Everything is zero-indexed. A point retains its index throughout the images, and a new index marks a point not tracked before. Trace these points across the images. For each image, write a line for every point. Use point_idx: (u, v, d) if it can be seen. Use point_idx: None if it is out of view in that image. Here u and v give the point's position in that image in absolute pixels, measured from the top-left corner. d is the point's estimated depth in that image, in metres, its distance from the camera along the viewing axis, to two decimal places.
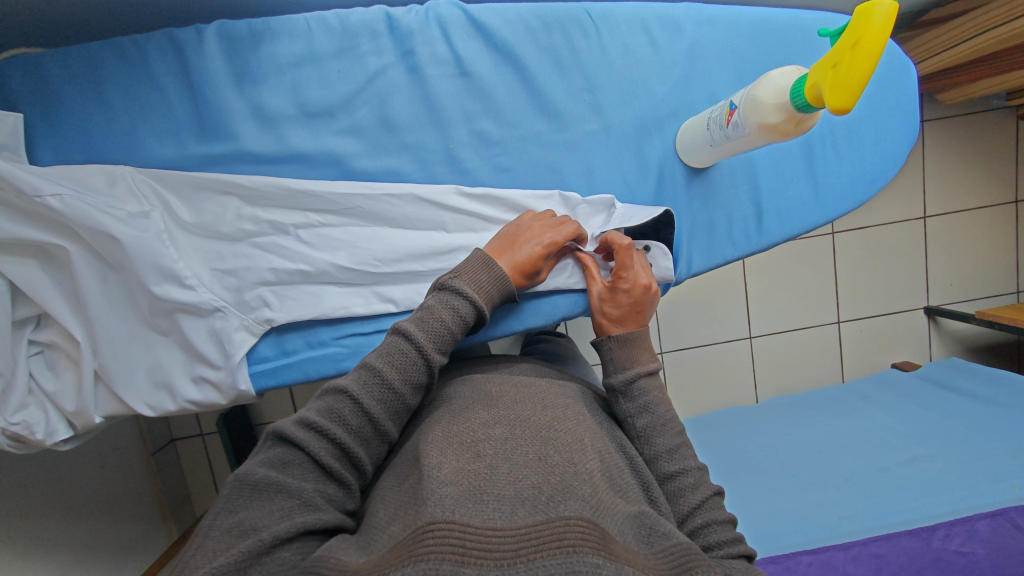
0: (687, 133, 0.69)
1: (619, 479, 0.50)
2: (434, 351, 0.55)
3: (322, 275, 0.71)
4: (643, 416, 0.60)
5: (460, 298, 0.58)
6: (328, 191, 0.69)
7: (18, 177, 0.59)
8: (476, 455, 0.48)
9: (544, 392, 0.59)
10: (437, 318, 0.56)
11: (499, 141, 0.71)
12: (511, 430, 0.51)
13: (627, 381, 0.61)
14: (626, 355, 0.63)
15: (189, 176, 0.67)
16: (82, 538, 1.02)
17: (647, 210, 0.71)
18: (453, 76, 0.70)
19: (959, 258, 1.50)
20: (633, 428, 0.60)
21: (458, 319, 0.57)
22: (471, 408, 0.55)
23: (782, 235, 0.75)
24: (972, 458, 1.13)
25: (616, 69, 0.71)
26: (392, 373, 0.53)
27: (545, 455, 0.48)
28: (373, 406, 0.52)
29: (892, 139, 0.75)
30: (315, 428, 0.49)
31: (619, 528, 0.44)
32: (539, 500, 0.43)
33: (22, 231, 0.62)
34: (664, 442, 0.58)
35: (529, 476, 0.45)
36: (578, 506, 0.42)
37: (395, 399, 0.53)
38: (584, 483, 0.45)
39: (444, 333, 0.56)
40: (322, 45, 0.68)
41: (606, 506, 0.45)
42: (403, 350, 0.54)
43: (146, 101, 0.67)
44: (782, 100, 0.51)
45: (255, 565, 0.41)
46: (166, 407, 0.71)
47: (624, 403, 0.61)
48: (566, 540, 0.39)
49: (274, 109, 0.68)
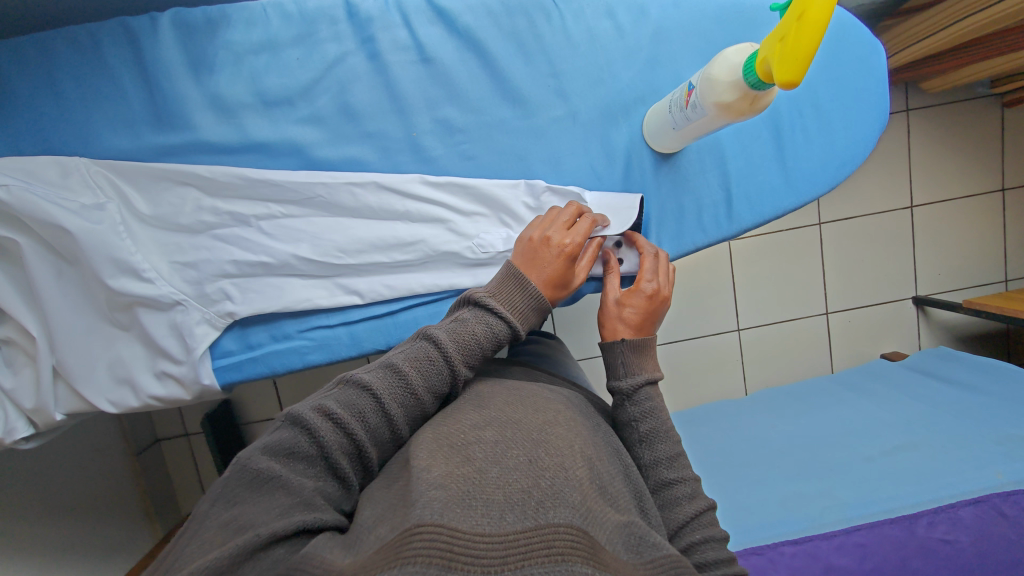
0: (653, 118, 0.68)
1: (609, 488, 0.49)
2: (460, 361, 0.55)
3: (285, 267, 0.70)
4: (646, 421, 0.58)
5: (495, 318, 0.58)
6: (288, 181, 0.67)
7: None
8: (466, 459, 0.46)
9: (536, 395, 0.59)
10: (469, 331, 0.56)
11: (463, 128, 0.70)
12: (501, 433, 0.50)
13: (635, 386, 0.59)
14: (636, 360, 0.62)
15: (146, 167, 0.66)
16: (60, 540, 1.01)
17: (618, 201, 0.71)
18: (414, 62, 0.68)
19: (946, 247, 1.49)
20: (634, 432, 0.59)
21: (490, 335, 0.56)
22: (461, 409, 0.55)
23: (753, 220, 0.73)
24: (956, 447, 1.12)
25: (581, 53, 0.70)
26: (415, 377, 0.52)
27: (536, 457, 0.47)
28: (393, 406, 0.51)
29: (866, 120, 0.73)
30: (332, 418, 0.48)
31: (608, 536, 0.43)
32: (529, 505, 0.42)
33: None
34: (665, 448, 0.57)
35: (518, 480, 0.44)
36: (568, 512, 0.41)
37: (415, 404, 0.52)
38: (574, 490, 0.44)
39: (474, 348, 0.56)
40: (280, 32, 0.66)
41: (596, 514, 0.44)
42: (429, 356, 0.54)
43: (99, 89, 0.66)
44: (735, 78, 0.50)
45: (249, 561, 0.39)
46: (128, 404, 0.69)
47: (630, 408, 0.59)
48: (555, 547, 0.38)
49: (231, 98, 0.67)
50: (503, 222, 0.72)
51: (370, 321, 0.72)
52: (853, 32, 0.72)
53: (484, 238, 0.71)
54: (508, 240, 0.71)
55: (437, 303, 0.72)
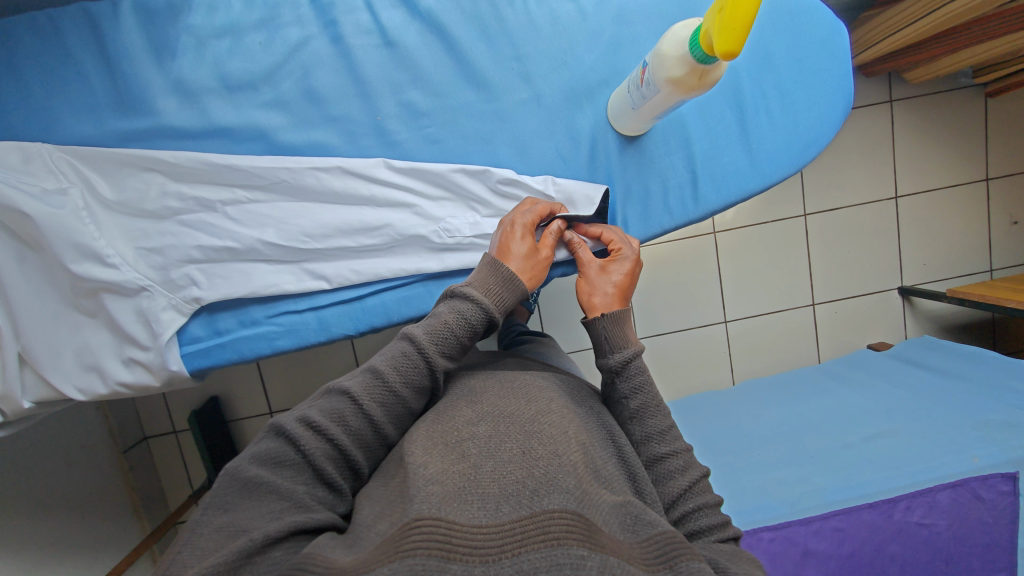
0: (616, 100, 0.68)
1: (602, 470, 0.50)
2: (437, 355, 0.54)
3: (251, 252, 0.70)
4: (636, 396, 0.59)
5: (469, 304, 0.56)
6: (252, 165, 0.68)
7: None
8: (461, 455, 0.48)
9: (529, 386, 0.59)
10: (442, 322, 0.55)
11: (428, 112, 0.70)
12: (495, 427, 0.51)
13: (624, 360, 0.59)
14: (622, 335, 0.61)
15: (110, 152, 0.66)
16: (45, 534, 1.00)
17: (586, 189, 0.72)
18: (377, 46, 0.68)
19: (931, 237, 1.50)
20: (626, 408, 0.59)
21: (463, 323, 0.56)
22: (455, 405, 0.55)
23: (719, 202, 0.73)
24: (934, 430, 1.13)
25: (544, 37, 0.70)
26: (394, 377, 0.52)
27: (529, 448, 0.48)
28: (374, 409, 0.51)
29: (829, 101, 0.73)
30: (314, 427, 0.49)
31: (605, 517, 0.44)
32: (524, 495, 0.43)
33: None
34: (656, 423, 0.58)
35: (513, 471, 0.46)
36: (562, 498, 0.43)
37: (395, 402, 0.53)
38: (568, 475, 0.46)
39: (449, 337, 0.55)
40: (242, 17, 0.66)
41: (592, 497, 0.45)
42: (407, 354, 0.54)
43: (63, 75, 0.66)
44: (683, 52, 0.51)
45: (246, 565, 0.40)
46: (97, 391, 0.69)
47: (620, 383, 0.60)
48: (550, 533, 0.39)
49: (195, 83, 0.67)
50: (470, 206, 0.72)
51: (338, 305, 0.72)
52: (814, 13, 0.72)
53: (450, 222, 0.71)
54: (474, 224, 0.71)
55: (406, 288, 0.73)
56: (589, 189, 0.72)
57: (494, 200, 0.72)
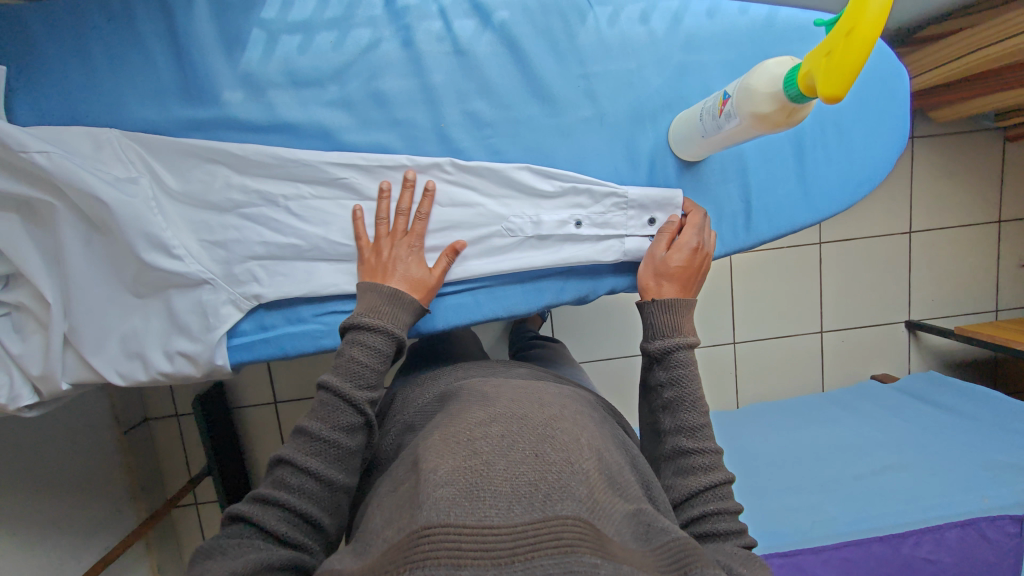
0: (680, 125, 0.69)
1: (617, 476, 0.50)
2: (354, 391, 0.57)
3: (314, 250, 0.69)
4: (671, 388, 0.61)
5: (379, 336, 0.60)
6: (320, 161, 0.67)
7: (7, 133, 0.57)
8: (472, 453, 0.46)
9: (541, 392, 0.59)
10: (350, 358, 0.59)
11: (492, 122, 0.70)
12: (507, 427, 0.50)
13: (664, 349, 0.62)
14: (666, 323, 0.64)
15: (180, 142, 0.65)
16: (40, 515, 0.98)
17: (658, 196, 0.72)
18: (448, 54, 0.69)
19: (941, 275, 1.52)
20: (660, 397, 0.62)
21: (367, 350, 0.59)
22: (468, 407, 0.55)
23: (771, 233, 0.74)
24: (943, 467, 1.14)
25: (613, 57, 0.70)
26: (317, 426, 0.56)
27: (541, 452, 0.46)
28: (310, 461, 0.55)
29: (882, 141, 0.75)
30: (268, 496, 0.53)
31: (616, 526, 0.44)
32: (536, 497, 0.42)
33: (8, 186, 0.60)
34: (689, 417, 0.60)
35: (526, 473, 0.44)
36: (574, 505, 0.42)
37: (330, 447, 0.56)
38: (579, 482, 0.45)
39: (359, 369, 0.58)
40: (316, 15, 0.66)
41: (603, 506, 0.45)
42: (325, 401, 0.57)
43: (129, 59, 0.65)
44: (775, 89, 0.51)
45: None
46: (137, 378, 0.68)
47: (658, 371, 0.63)
48: (563, 540, 0.39)
49: (262, 76, 0.67)
50: (534, 204, 0.72)
51: None
52: (876, 53, 0.73)
53: (514, 222, 0.71)
54: (536, 223, 0.71)
55: (454, 296, 0.71)
56: (659, 197, 0.72)
57: (557, 209, 0.72)
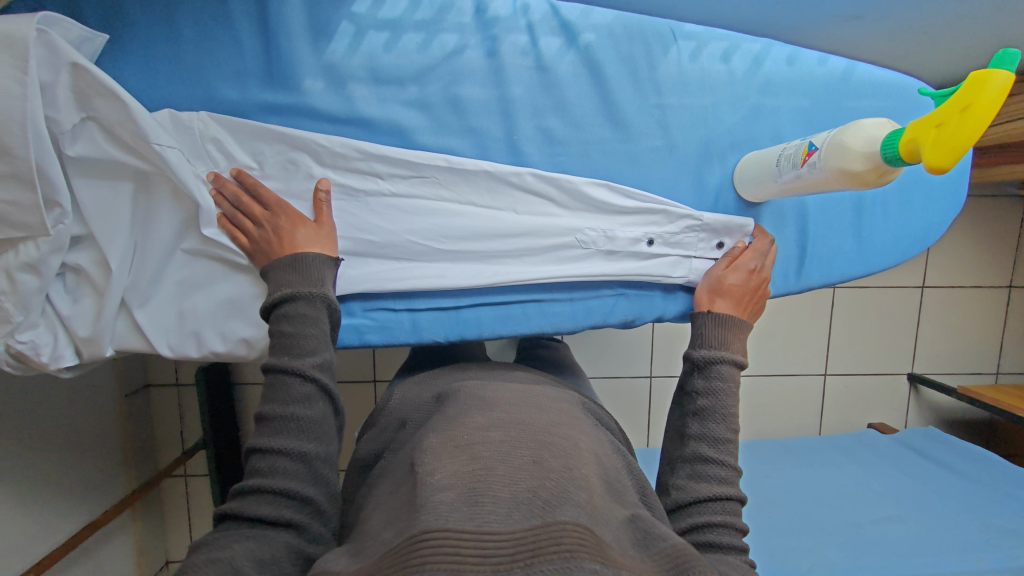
0: (748, 166, 0.70)
1: (615, 483, 0.50)
2: (291, 361, 0.57)
3: (389, 247, 0.71)
4: (705, 396, 0.61)
5: (309, 303, 0.61)
6: (406, 157, 0.68)
7: (142, 120, 0.61)
8: (471, 458, 0.46)
9: (540, 397, 0.59)
10: (281, 333, 0.59)
11: (563, 140, 0.71)
12: (508, 432, 0.50)
13: (705, 357, 0.63)
14: (714, 337, 0.65)
15: (269, 128, 0.66)
16: (41, 473, 0.97)
17: (734, 225, 0.73)
18: (530, 69, 0.69)
19: (949, 333, 1.54)
20: (692, 403, 0.62)
21: (292, 319, 0.59)
22: (466, 412, 0.53)
23: (820, 281, 0.76)
24: (942, 525, 1.15)
25: (689, 90, 0.71)
26: (270, 405, 0.55)
27: (541, 459, 0.46)
28: (274, 439, 0.53)
29: (938, 207, 0.77)
30: (250, 489, 0.51)
31: (616, 534, 0.43)
32: (535, 504, 0.42)
33: (121, 158, 0.63)
34: (715, 427, 0.59)
35: (524, 480, 0.44)
36: (575, 511, 0.41)
37: (290, 421, 0.54)
38: (579, 490, 0.44)
39: (291, 339, 0.58)
40: (406, 15, 0.67)
41: (602, 514, 0.44)
42: (275, 379, 0.57)
43: (215, 36, 0.65)
44: (871, 149, 0.53)
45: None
46: (186, 352, 0.69)
47: (697, 377, 0.63)
48: (563, 544, 0.38)
49: (345, 69, 0.67)
50: (609, 221, 0.73)
51: (435, 311, 0.72)
52: None
53: (588, 233, 0.73)
54: (609, 238, 0.73)
55: (503, 305, 0.73)
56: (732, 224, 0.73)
57: (626, 232, 0.73)
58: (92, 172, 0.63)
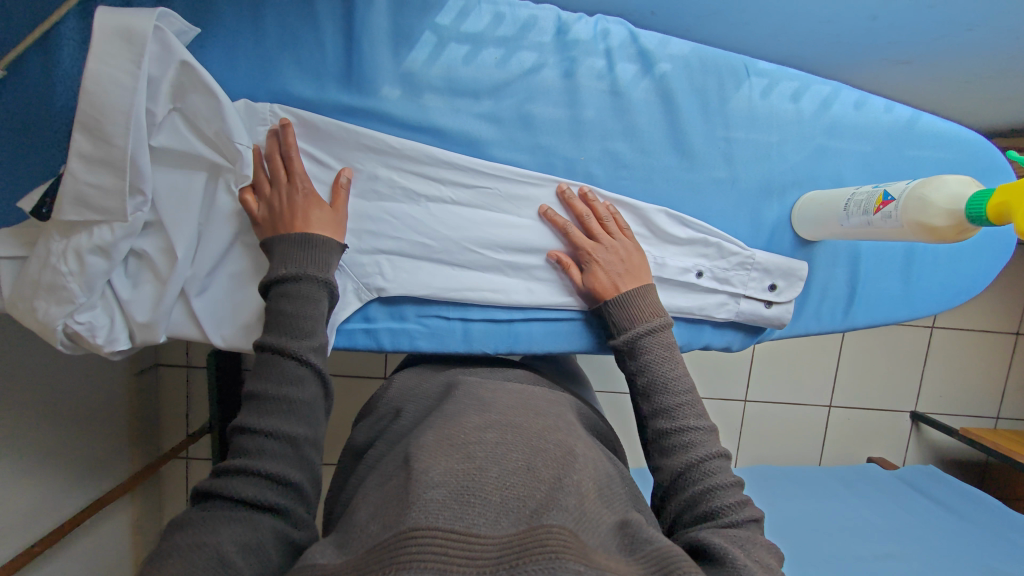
0: (809, 206, 0.72)
1: (608, 490, 0.49)
2: (288, 342, 0.57)
3: (444, 253, 0.71)
4: (643, 374, 0.62)
5: (314, 284, 0.60)
6: (473, 166, 0.69)
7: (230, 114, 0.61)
8: (466, 457, 0.45)
9: (538, 402, 0.59)
10: (280, 310, 0.58)
11: (629, 164, 0.72)
12: (503, 435, 0.49)
13: (628, 339, 0.64)
14: (625, 317, 0.65)
15: (340, 124, 0.66)
16: (47, 446, 0.95)
17: (783, 264, 0.74)
18: (604, 92, 0.70)
19: (955, 375, 1.55)
20: (635, 385, 0.63)
21: (292, 298, 0.58)
22: (465, 412, 0.53)
23: (866, 322, 0.78)
24: (943, 564, 1.17)
25: (756, 127, 0.73)
26: (264, 384, 0.55)
27: (533, 465, 0.45)
28: (265, 420, 0.53)
29: (988, 257, 0.79)
30: (234, 469, 0.51)
31: (602, 540, 0.43)
32: (524, 510, 0.41)
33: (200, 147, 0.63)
34: (665, 398, 0.60)
35: (516, 484, 0.43)
36: (562, 515, 0.41)
37: (281, 403, 0.54)
38: (568, 494, 0.43)
39: (287, 319, 0.58)
40: (488, 30, 0.67)
41: (591, 517, 0.43)
42: (270, 359, 0.56)
43: (297, 32, 0.64)
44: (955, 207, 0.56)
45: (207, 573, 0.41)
46: (238, 346, 0.69)
47: (629, 363, 0.64)
48: (547, 546, 0.37)
49: (423, 78, 0.67)
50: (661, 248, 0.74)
51: (487, 322, 0.73)
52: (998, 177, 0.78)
53: None
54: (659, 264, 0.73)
55: (554, 321, 0.74)
56: (782, 264, 0.74)
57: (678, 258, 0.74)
58: (166, 159, 0.64)
